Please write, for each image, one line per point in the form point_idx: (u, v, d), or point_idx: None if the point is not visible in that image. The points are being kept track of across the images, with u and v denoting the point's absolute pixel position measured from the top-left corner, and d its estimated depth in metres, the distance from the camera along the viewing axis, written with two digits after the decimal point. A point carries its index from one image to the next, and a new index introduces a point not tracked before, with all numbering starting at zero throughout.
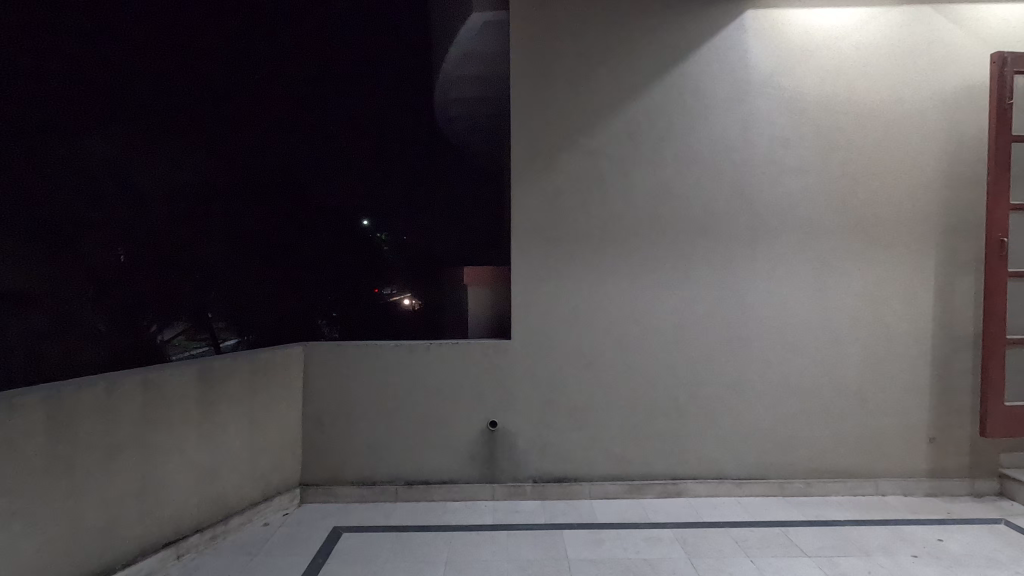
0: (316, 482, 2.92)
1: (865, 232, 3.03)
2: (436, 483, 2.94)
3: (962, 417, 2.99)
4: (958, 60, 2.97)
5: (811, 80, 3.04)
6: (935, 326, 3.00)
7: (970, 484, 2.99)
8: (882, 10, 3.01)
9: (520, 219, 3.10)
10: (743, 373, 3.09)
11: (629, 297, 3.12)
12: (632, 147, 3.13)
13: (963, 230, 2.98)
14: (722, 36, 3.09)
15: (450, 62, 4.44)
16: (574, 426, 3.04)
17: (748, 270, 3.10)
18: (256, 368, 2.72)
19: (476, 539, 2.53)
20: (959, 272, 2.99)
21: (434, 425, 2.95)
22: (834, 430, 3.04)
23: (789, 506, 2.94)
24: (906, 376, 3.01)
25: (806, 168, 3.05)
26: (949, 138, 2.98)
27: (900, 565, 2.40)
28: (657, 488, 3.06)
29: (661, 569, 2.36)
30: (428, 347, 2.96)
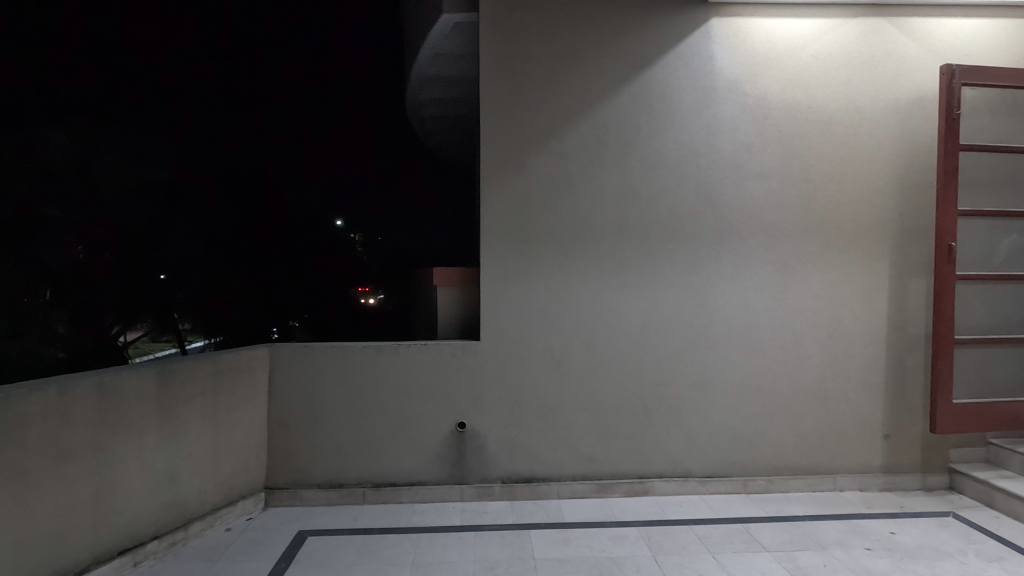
0: (282, 485, 3.02)
1: (824, 236, 3.12)
2: (404, 485, 3.04)
3: (914, 415, 3.16)
4: (909, 72, 3.12)
5: (774, 88, 3.08)
6: (888, 327, 3.15)
7: (922, 478, 3.16)
8: (841, 21, 3.09)
9: (487, 224, 3.03)
10: (708, 373, 3.12)
11: (599, 298, 3.08)
12: (601, 149, 3.07)
13: (916, 236, 3.13)
14: (689, 41, 3.07)
15: (422, 65, 4.24)
16: (544, 427, 3.08)
17: (713, 273, 3.11)
18: (218, 373, 2.79)
19: (444, 540, 2.59)
20: (912, 275, 3.14)
21: (403, 427, 3.04)
22: (794, 428, 3.14)
23: (750, 503, 3.00)
24: (862, 374, 3.15)
25: (770, 174, 3.09)
26: (902, 149, 3.12)
27: (854, 558, 2.43)
28: (624, 488, 3.08)
29: (625, 568, 2.34)
30: (396, 349, 3.05)
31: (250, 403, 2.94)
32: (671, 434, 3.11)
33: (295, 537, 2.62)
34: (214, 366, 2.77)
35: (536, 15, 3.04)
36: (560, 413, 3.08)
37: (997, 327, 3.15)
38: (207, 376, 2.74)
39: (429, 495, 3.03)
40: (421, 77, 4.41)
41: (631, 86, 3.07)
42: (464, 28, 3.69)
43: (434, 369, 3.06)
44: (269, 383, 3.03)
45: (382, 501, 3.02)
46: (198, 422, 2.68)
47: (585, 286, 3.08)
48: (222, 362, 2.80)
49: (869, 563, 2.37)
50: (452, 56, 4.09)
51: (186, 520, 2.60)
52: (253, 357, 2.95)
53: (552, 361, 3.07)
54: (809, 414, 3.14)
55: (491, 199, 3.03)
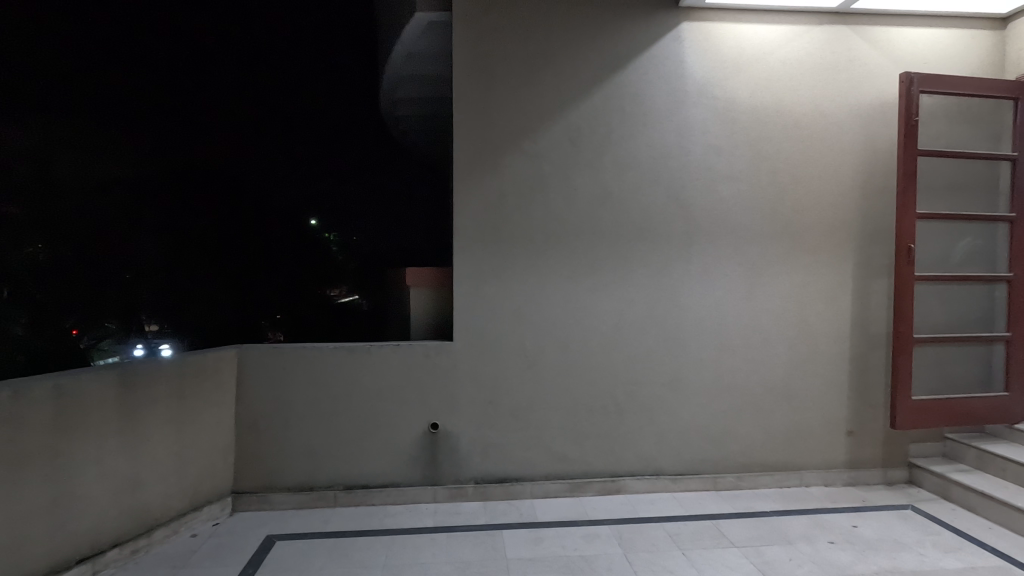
0: (250, 489, 2.96)
1: (790, 237, 3.19)
2: (376, 487, 3.01)
3: (876, 412, 3.26)
4: (871, 79, 3.21)
5: (742, 92, 3.14)
6: (852, 326, 3.24)
7: (884, 472, 3.26)
8: (807, 28, 3.17)
9: (460, 224, 3.02)
10: (679, 373, 3.16)
11: (572, 299, 3.10)
12: (574, 151, 3.09)
13: (877, 238, 3.23)
14: (660, 44, 3.11)
15: (394, 64, 4.21)
16: (517, 427, 3.08)
17: (683, 272, 3.15)
18: (183, 375, 2.72)
19: (416, 542, 2.57)
20: (873, 276, 3.24)
21: (376, 429, 3.02)
22: (762, 425, 3.21)
23: (720, 499, 3.05)
24: (827, 372, 3.24)
25: (738, 176, 3.15)
26: (864, 153, 3.22)
27: (818, 551, 2.49)
28: (597, 486, 3.11)
29: (597, 566, 2.35)
30: (368, 350, 3.02)
31: (216, 407, 2.87)
32: (643, 432, 3.15)
33: (263, 542, 2.57)
34: (178, 368, 2.70)
35: (509, 16, 3.04)
36: (533, 412, 3.09)
37: (953, 326, 3.27)
38: (172, 378, 2.67)
39: (401, 497, 3.01)
40: (395, 75, 4.38)
41: (603, 88, 3.09)
42: (438, 27, 3.67)
43: (407, 370, 3.04)
44: (237, 385, 2.98)
45: (354, 503, 2.99)
46: (162, 425, 2.62)
47: (559, 286, 3.09)
48: (187, 363, 2.74)
49: (833, 557, 2.43)
50: (425, 55, 4.07)
51: (148, 527, 2.52)
52: (219, 359, 2.88)
53: (525, 361, 3.08)
54: (776, 411, 3.21)
55: (464, 198, 3.02)
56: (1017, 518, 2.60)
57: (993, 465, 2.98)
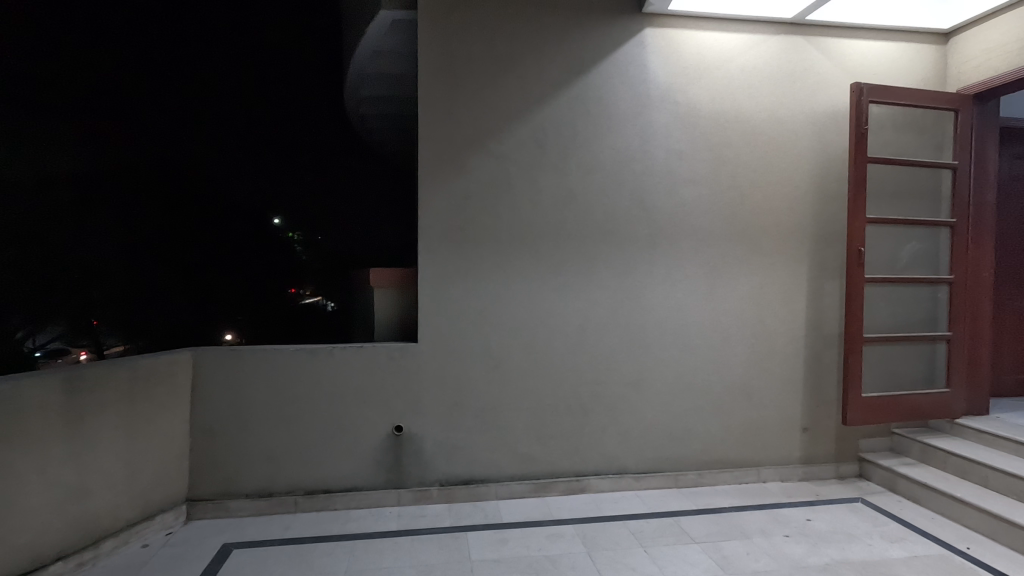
0: (206, 497, 2.87)
1: (748, 240, 3.29)
2: (338, 491, 2.96)
3: (829, 409, 3.38)
4: (825, 89, 3.34)
5: (703, 99, 3.22)
6: (807, 327, 3.35)
7: (836, 467, 3.39)
8: (765, 38, 3.27)
9: (425, 225, 3.00)
10: (642, 372, 3.21)
11: (538, 301, 3.11)
12: (540, 153, 3.11)
13: (830, 242, 3.35)
14: (624, 49, 3.15)
15: (359, 62, 4.13)
16: (482, 429, 3.08)
17: (647, 274, 3.20)
18: (135, 379, 2.62)
19: (379, 546, 2.54)
20: (826, 278, 3.36)
21: (338, 432, 2.97)
22: (722, 423, 3.29)
23: (682, 497, 3.11)
24: (783, 371, 3.34)
25: (699, 181, 3.22)
26: (818, 159, 3.34)
27: (774, 545, 2.57)
28: (562, 486, 3.13)
29: (560, 566, 2.37)
30: (331, 351, 2.96)
31: (170, 410, 2.78)
32: (607, 432, 3.19)
33: (219, 551, 2.50)
34: (130, 371, 2.60)
35: (475, 16, 3.03)
36: (498, 413, 3.09)
37: (900, 326, 3.42)
38: (123, 382, 2.57)
39: (364, 500, 2.97)
40: (359, 71, 4.32)
41: (568, 91, 3.12)
42: (403, 26, 3.62)
43: (371, 371, 3.00)
44: (193, 389, 2.89)
45: (316, 508, 2.93)
46: (112, 431, 2.51)
47: (524, 288, 3.10)
48: (139, 366, 2.64)
49: (788, 550, 2.51)
50: (390, 53, 4.01)
51: (97, 537, 2.41)
52: (174, 363, 2.79)
53: (490, 362, 3.08)
54: (736, 410, 3.30)
55: (429, 199, 3.00)
56: (958, 508, 2.74)
57: (934, 458, 3.14)
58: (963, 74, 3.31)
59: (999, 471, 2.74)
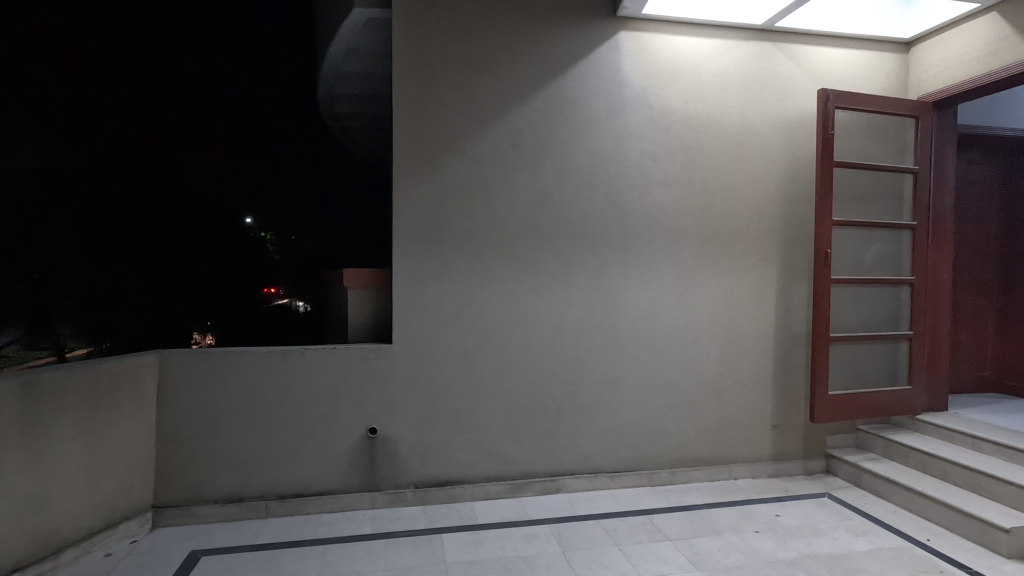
0: (173, 503, 2.80)
1: (719, 242, 3.35)
2: (311, 495, 2.92)
3: (798, 407, 3.47)
4: (793, 94, 3.42)
5: (676, 102, 3.27)
6: (776, 326, 3.43)
7: (804, 463, 3.48)
8: (735, 44, 3.33)
9: (399, 225, 2.97)
10: (616, 372, 3.25)
11: (514, 302, 3.12)
12: (515, 155, 3.11)
13: (798, 243, 3.44)
14: (599, 52, 3.18)
15: (332, 60, 4.06)
16: (457, 431, 3.06)
17: (622, 274, 3.24)
18: (97, 382, 2.53)
19: (353, 549, 2.51)
20: (794, 279, 3.44)
21: (311, 435, 2.92)
22: (694, 422, 3.34)
23: (655, 494, 3.15)
24: (754, 370, 3.41)
25: (672, 183, 3.27)
26: (787, 163, 3.42)
27: (745, 541, 2.62)
28: (537, 486, 3.14)
29: (536, 566, 2.38)
30: (303, 353, 2.92)
31: (135, 414, 2.70)
32: (582, 431, 3.21)
33: (187, 558, 2.43)
34: (92, 374, 2.51)
35: (450, 16, 3.02)
36: (473, 414, 3.08)
37: (864, 325, 3.52)
38: (85, 386, 2.48)
39: (338, 504, 2.93)
40: (333, 72, 4.24)
41: (543, 92, 3.13)
42: (378, 24, 3.58)
43: (344, 372, 2.96)
44: (158, 392, 2.81)
45: (287, 512, 2.88)
46: (74, 437, 2.42)
47: (500, 289, 3.10)
48: (102, 370, 2.55)
49: (758, 545, 2.56)
50: (364, 52, 3.97)
51: (57, 547, 2.33)
52: (139, 366, 2.70)
53: (466, 363, 3.07)
54: (708, 408, 3.36)
55: (403, 200, 2.97)
56: (920, 502, 2.83)
57: (897, 454, 3.24)
58: (924, 82, 3.43)
59: (957, 466, 2.85)
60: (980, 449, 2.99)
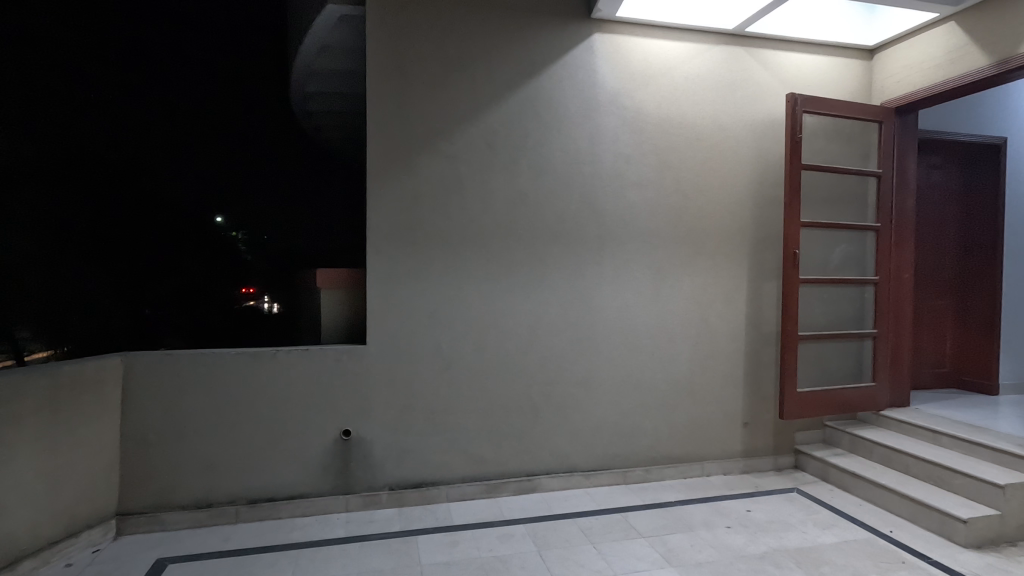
0: (138, 510, 2.72)
1: (692, 243, 3.40)
2: (283, 499, 2.87)
3: (767, 404, 3.54)
4: (763, 98, 3.49)
5: (650, 104, 3.31)
6: (747, 326, 3.50)
7: (774, 459, 3.55)
8: (707, 48, 3.39)
9: (373, 225, 2.94)
10: (591, 371, 3.27)
11: (489, 302, 3.12)
12: (491, 155, 3.11)
13: (767, 244, 3.51)
14: (574, 53, 3.20)
15: (304, 57, 3.99)
16: (432, 432, 3.05)
17: (596, 274, 3.26)
18: (57, 387, 2.43)
19: (326, 553, 2.48)
20: (764, 279, 3.52)
21: (283, 438, 2.87)
22: (667, 420, 3.39)
23: (630, 492, 3.18)
24: (725, 368, 3.48)
25: (645, 184, 3.31)
26: (756, 166, 3.49)
27: (717, 537, 2.66)
28: (513, 486, 3.14)
29: (511, 566, 2.38)
30: (275, 355, 2.87)
31: (98, 420, 2.61)
32: (558, 431, 3.22)
33: (153, 566, 2.37)
34: (51, 379, 2.41)
35: (424, 14, 3.00)
36: (449, 415, 3.07)
37: (830, 324, 3.62)
38: (44, 391, 2.38)
39: (310, 508, 2.89)
40: (306, 66, 4.14)
41: (518, 92, 3.14)
42: (353, 20, 3.54)
43: (317, 374, 2.92)
44: (122, 397, 2.73)
45: (258, 517, 2.82)
46: (32, 444, 2.32)
47: (475, 289, 3.09)
48: (62, 374, 2.46)
49: (729, 540, 2.61)
50: (337, 49, 3.92)
51: (14, 558, 2.23)
52: (101, 369, 2.62)
53: (441, 364, 3.06)
54: (681, 406, 3.40)
55: (378, 199, 2.94)
56: (884, 495, 2.92)
57: (862, 448, 3.34)
58: (887, 88, 3.54)
59: (919, 459, 2.95)
60: (939, 443, 3.10)
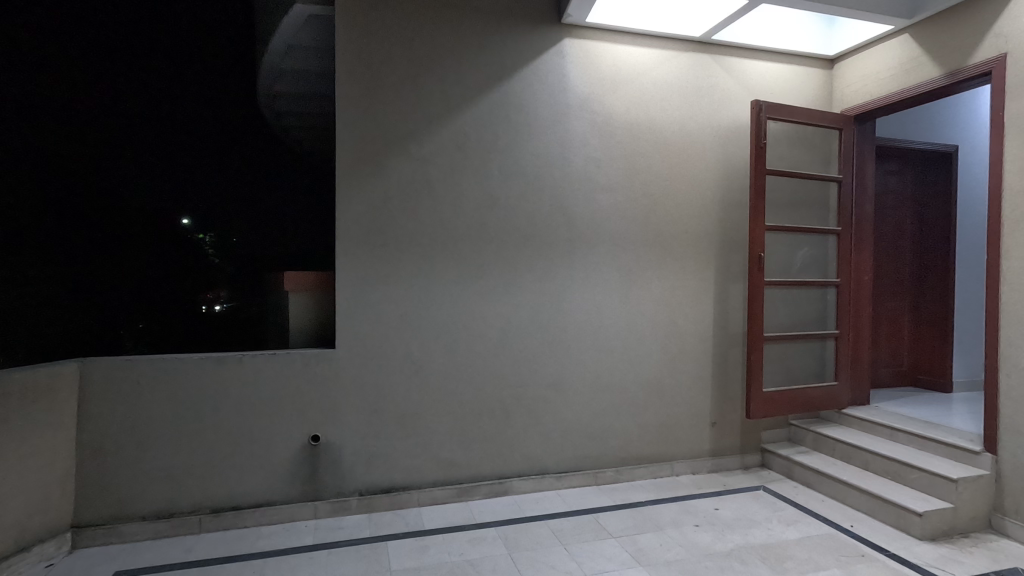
0: (94, 522, 2.63)
1: (661, 245, 3.46)
2: (248, 507, 2.81)
3: (734, 404, 3.61)
4: (728, 104, 3.58)
5: (619, 110, 3.35)
6: (714, 327, 3.57)
7: (741, 458, 3.63)
8: (675, 55, 3.46)
9: (343, 228, 2.90)
10: (562, 373, 3.29)
11: (459, 305, 3.11)
12: (462, 158, 3.11)
13: (733, 246, 3.59)
14: (545, 58, 3.23)
15: (272, 56, 3.91)
16: (402, 436, 3.02)
17: (567, 277, 3.29)
18: (7, 397, 2.32)
19: (292, 562, 2.43)
20: (730, 281, 3.59)
21: (249, 444, 2.82)
22: (638, 421, 3.42)
23: (601, 493, 3.21)
24: (693, 369, 3.54)
25: (615, 188, 3.35)
26: (723, 171, 3.57)
27: (685, 535, 2.70)
28: (485, 489, 3.13)
29: (481, 568, 2.37)
30: (240, 359, 2.80)
31: (52, 428, 2.50)
32: (529, 433, 3.23)
33: None
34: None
35: (394, 16, 2.99)
36: (420, 418, 3.05)
37: (794, 325, 3.72)
38: None
39: (277, 516, 2.83)
40: (274, 66, 4.04)
41: (488, 96, 3.14)
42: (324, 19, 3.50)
43: (284, 380, 2.87)
44: (78, 404, 2.63)
45: (222, 526, 2.75)
46: None
47: (445, 291, 3.08)
48: (14, 382, 2.35)
49: (697, 539, 2.65)
50: (305, 49, 3.86)
51: None
52: (56, 376, 2.52)
53: (411, 367, 3.03)
54: (651, 407, 3.45)
55: (348, 202, 2.91)
56: (846, 491, 3.00)
57: (825, 446, 3.43)
58: (846, 96, 3.66)
59: (878, 456, 3.04)
60: (897, 439, 3.21)
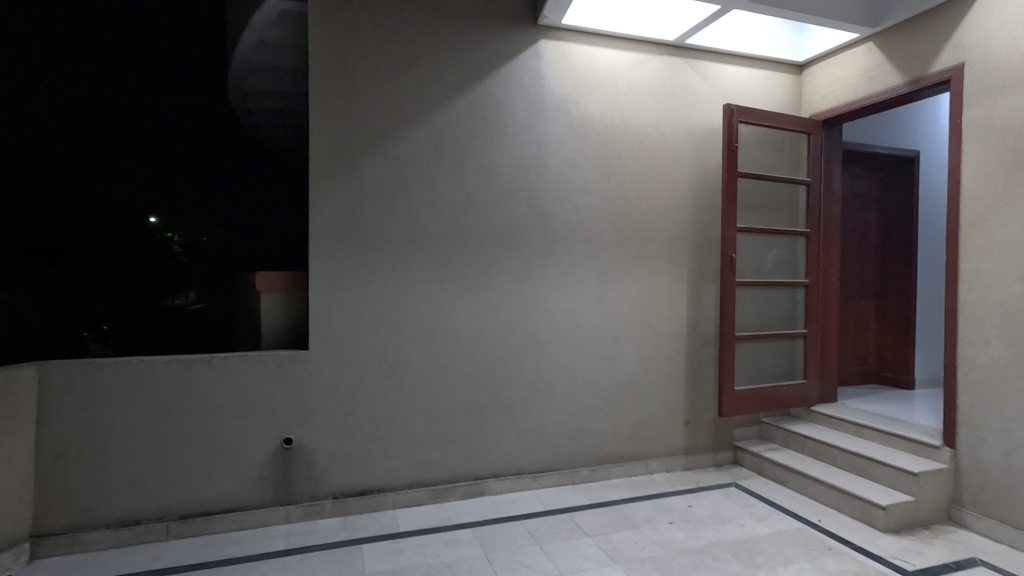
0: (55, 531, 2.53)
1: (637, 245, 3.50)
2: (218, 513, 2.75)
3: (707, 402, 3.68)
4: (701, 107, 3.64)
5: (595, 111, 3.38)
6: (688, 327, 3.63)
7: (713, 455, 3.69)
8: (650, 59, 3.50)
9: (317, 228, 2.86)
10: (539, 373, 3.30)
11: (435, 306, 3.09)
12: (438, 157, 3.09)
13: (706, 247, 3.65)
14: (522, 59, 3.23)
15: (242, 52, 3.85)
16: (377, 438, 2.99)
17: (544, 277, 3.30)
18: None
19: (264, 567, 2.39)
20: (703, 281, 3.65)
21: (219, 448, 2.75)
22: (613, 420, 3.46)
23: (577, 493, 3.23)
24: (668, 368, 3.58)
25: (591, 189, 3.38)
26: (696, 173, 3.63)
27: (660, 533, 2.73)
28: (461, 490, 3.12)
29: (456, 569, 2.37)
30: (210, 361, 2.74)
31: (9, 436, 2.40)
32: (506, 433, 3.23)
33: None
34: None
35: (368, 14, 2.96)
36: (395, 420, 3.02)
37: (764, 325, 3.80)
38: None
39: (248, 521, 2.77)
40: (244, 62, 3.95)
41: (465, 96, 3.14)
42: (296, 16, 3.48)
43: (256, 381, 2.81)
44: (38, 410, 2.53)
45: (191, 533, 2.68)
46: None
47: (420, 292, 3.06)
48: None
49: (672, 536, 2.69)
50: (276, 45, 3.81)
51: None
52: (15, 381, 2.42)
53: (386, 368, 3.01)
54: (626, 406, 3.49)
55: (322, 201, 2.87)
56: (815, 487, 3.07)
57: (795, 443, 3.51)
58: (814, 101, 3.75)
59: (844, 451, 3.13)
60: (863, 436, 3.31)
